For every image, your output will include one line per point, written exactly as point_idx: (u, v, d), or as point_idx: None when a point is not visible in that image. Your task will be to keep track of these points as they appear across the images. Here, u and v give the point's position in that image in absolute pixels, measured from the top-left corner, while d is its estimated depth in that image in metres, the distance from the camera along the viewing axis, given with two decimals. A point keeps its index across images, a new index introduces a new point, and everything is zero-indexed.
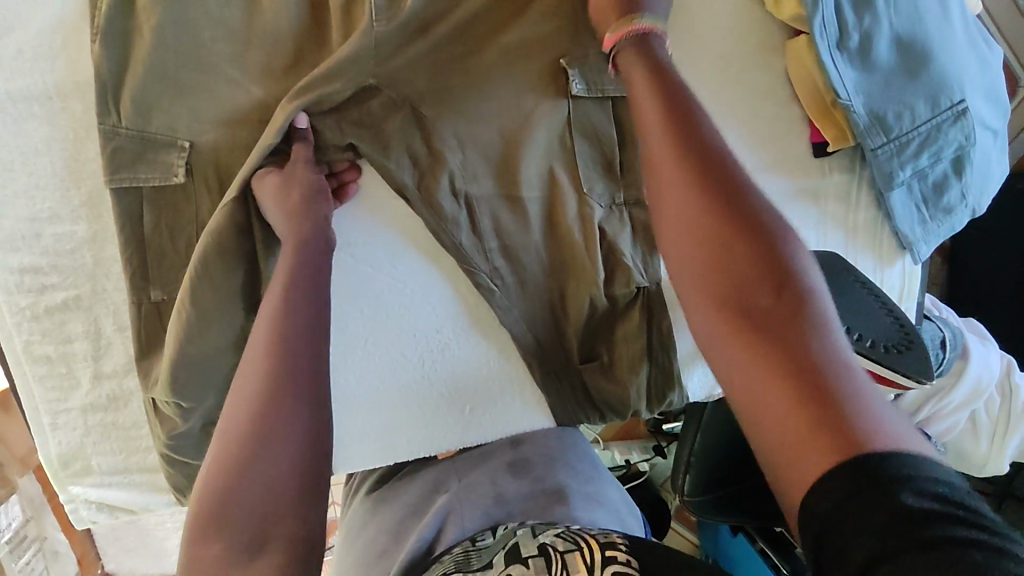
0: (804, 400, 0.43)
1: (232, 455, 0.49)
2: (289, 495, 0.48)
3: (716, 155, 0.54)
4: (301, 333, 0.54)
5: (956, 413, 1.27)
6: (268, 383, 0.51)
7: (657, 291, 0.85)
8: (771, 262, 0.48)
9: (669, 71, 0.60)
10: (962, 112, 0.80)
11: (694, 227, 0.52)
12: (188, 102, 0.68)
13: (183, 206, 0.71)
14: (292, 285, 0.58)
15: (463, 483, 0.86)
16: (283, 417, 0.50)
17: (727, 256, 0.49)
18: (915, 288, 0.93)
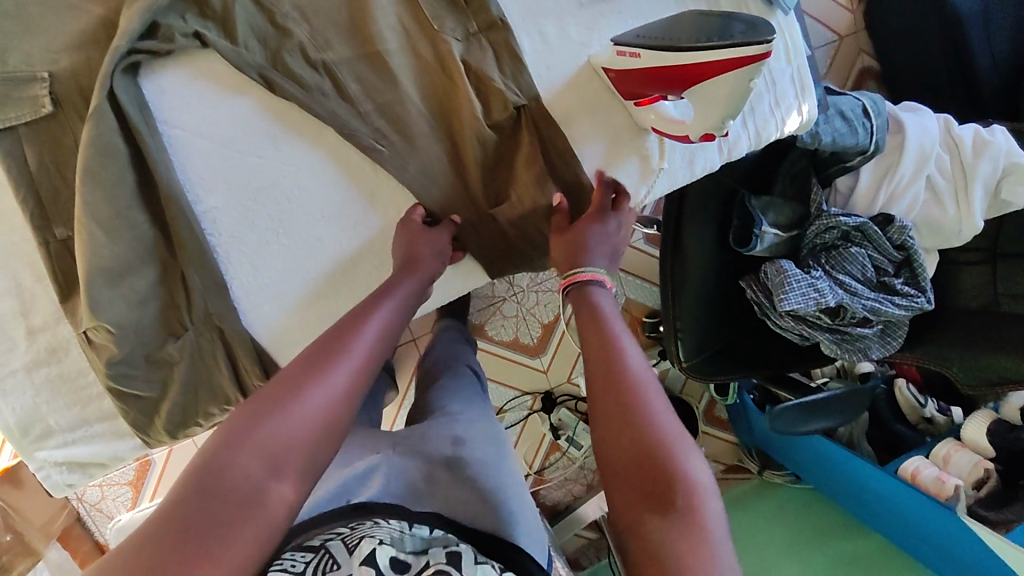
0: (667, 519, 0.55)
1: (265, 408, 0.58)
2: (295, 465, 0.56)
3: (627, 389, 0.64)
4: (365, 368, 0.67)
5: (912, 186, 1.26)
6: (318, 381, 0.62)
7: (538, 107, 0.87)
8: (662, 442, 0.60)
9: (604, 321, 0.74)
10: None
11: (610, 425, 0.62)
12: (33, 33, 0.71)
13: (61, 136, 0.74)
14: (362, 326, 0.72)
15: (399, 454, 0.89)
16: (323, 399, 0.61)
17: (629, 441, 0.60)
18: (800, 44, 0.95)
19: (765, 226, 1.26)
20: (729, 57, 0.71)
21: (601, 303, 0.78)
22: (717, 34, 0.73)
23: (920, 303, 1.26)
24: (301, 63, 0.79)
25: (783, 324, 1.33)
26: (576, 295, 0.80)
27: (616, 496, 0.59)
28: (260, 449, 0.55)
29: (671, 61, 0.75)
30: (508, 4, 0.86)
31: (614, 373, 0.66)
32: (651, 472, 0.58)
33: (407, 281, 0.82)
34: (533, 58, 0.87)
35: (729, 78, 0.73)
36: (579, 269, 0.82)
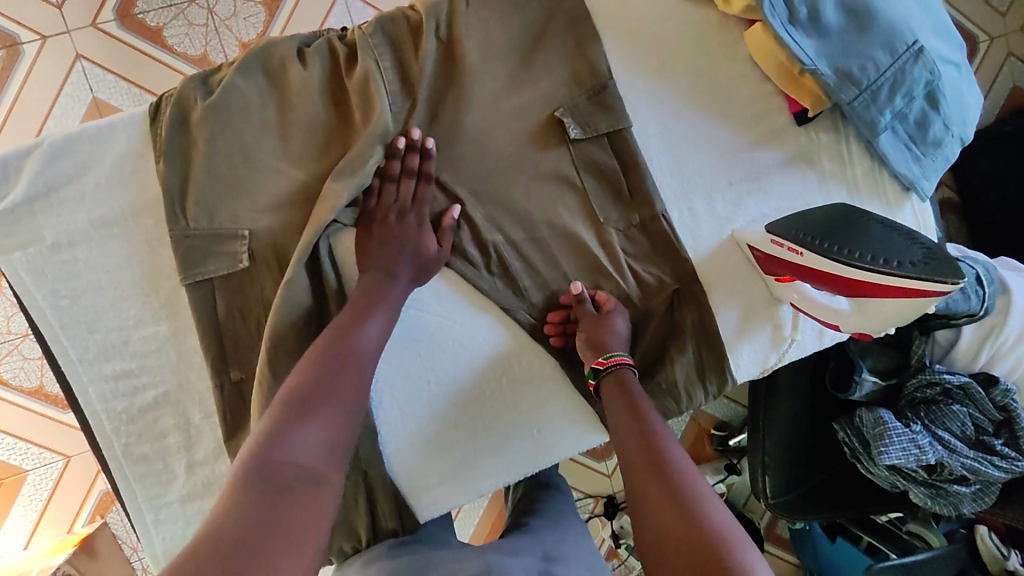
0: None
1: (297, 407, 0.61)
2: (331, 469, 0.59)
3: (659, 453, 0.68)
4: (361, 361, 0.69)
5: (1016, 348, 1.27)
6: (345, 387, 0.66)
7: (688, 281, 0.91)
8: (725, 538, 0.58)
9: (633, 396, 0.77)
10: (921, 50, 0.84)
11: (665, 526, 0.61)
12: (242, 197, 0.76)
13: (249, 289, 0.78)
14: (373, 315, 0.74)
15: (497, 561, 0.77)
16: (339, 402, 0.64)
17: (692, 538, 0.58)
18: (933, 226, 0.97)
19: (865, 373, 1.29)
20: (903, 287, 0.75)
21: (639, 387, 0.79)
22: (897, 260, 0.76)
23: (1021, 467, 1.25)
24: (471, 241, 0.85)
25: (875, 471, 1.33)
26: (613, 382, 0.80)
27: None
28: (291, 455, 0.57)
29: (853, 276, 0.77)
30: (663, 181, 0.90)
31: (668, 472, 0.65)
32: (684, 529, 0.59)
33: (400, 283, 0.77)
34: (686, 230, 0.91)
35: (898, 302, 0.77)
36: (610, 352, 0.82)
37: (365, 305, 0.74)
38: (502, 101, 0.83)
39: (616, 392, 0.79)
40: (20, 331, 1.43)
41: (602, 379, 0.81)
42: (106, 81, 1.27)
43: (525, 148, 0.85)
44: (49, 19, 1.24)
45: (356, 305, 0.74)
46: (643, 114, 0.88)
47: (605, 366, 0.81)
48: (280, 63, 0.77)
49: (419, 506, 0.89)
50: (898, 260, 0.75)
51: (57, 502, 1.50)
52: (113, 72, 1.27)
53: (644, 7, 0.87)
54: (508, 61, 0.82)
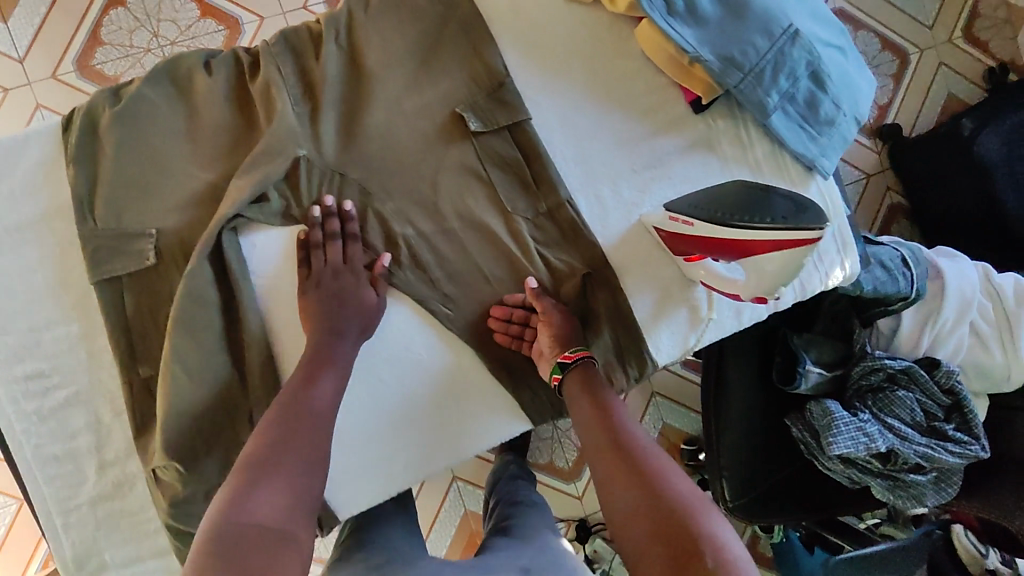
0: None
1: (256, 471, 0.65)
2: (298, 514, 0.63)
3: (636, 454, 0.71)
4: (314, 420, 0.73)
5: (956, 330, 1.27)
6: (301, 438, 0.70)
7: (599, 265, 0.93)
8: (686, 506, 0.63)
9: (603, 400, 0.81)
10: (797, 33, 0.88)
11: (630, 501, 0.66)
12: (147, 197, 0.80)
13: (157, 285, 0.80)
14: (323, 375, 0.78)
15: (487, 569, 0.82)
16: (295, 452, 0.68)
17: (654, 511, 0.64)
18: (840, 207, 1.01)
19: (809, 364, 1.29)
20: (779, 240, 0.77)
21: (605, 384, 0.84)
22: (772, 216, 0.79)
23: (975, 451, 1.24)
24: (379, 235, 0.87)
25: (832, 466, 1.31)
26: (579, 375, 0.84)
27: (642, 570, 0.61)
28: (260, 506, 0.61)
29: (730, 236, 0.81)
30: (566, 171, 0.93)
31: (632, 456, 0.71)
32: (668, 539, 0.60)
33: (347, 337, 0.82)
34: (593, 217, 0.93)
35: (784, 256, 0.78)
36: (575, 346, 0.87)
37: (317, 360, 0.79)
38: (403, 100, 0.87)
39: (580, 392, 0.83)
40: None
41: (567, 379, 0.85)
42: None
43: (428, 143, 0.88)
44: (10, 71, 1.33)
45: (303, 366, 0.78)
46: (543, 108, 0.92)
47: (572, 360, 0.85)
48: (187, 73, 0.82)
49: (338, 502, 0.90)
50: (772, 216, 0.78)
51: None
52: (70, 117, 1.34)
53: (538, 8, 0.92)
54: (406, 62, 0.87)
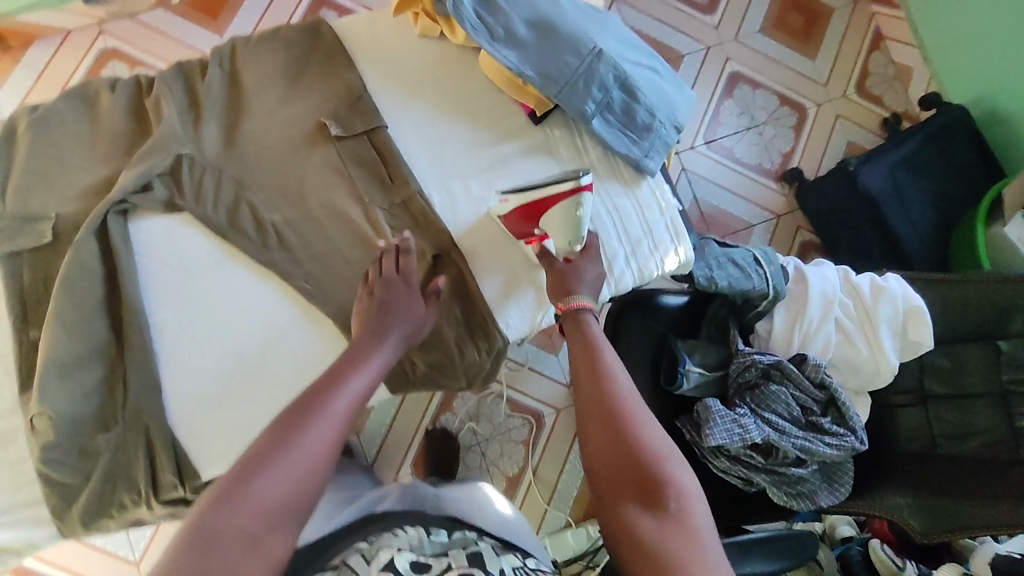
0: (661, 522, 0.68)
1: (265, 458, 0.65)
2: (291, 517, 0.63)
3: (616, 407, 0.77)
4: (333, 413, 0.72)
5: (822, 328, 1.35)
6: (316, 427, 0.69)
7: (450, 249, 1.07)
8: (656, 457, 0.73)
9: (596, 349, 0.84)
10: (602, 52, 1.07)
11: (610, 442, 0.75)
12: (52, 188, 0.96)
13: (52, 258, 0.95)
14: (351, 376, 0.77)
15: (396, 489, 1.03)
16: (313, 441, 0.68)
17: (635, 453, 0.73)
18: (670, 200, 1.16)
19: (688, 364, 1.36)
20: (564, 186, 0.99)
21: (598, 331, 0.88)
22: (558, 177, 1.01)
23: (851, 442, 1.29)
24: (250, 221, 1.02)
25: (721, 465, 1.35)
26: (572, 322, 0.90)
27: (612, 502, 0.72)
28: (255, 505, 0.62)
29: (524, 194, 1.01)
30: (420, 171, 1.10)
31: (616, 392, 0.78)
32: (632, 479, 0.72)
33: (376, 350, 0.84)
34: (444, 208, 1.08)
35: (569, 203, 0.99)
36: (571, 298, 0.92)
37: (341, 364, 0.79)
38: (275, 112, 1.05)
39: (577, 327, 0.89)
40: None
41: (564, 318, 0.91)
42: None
43: (297, 147, 1.05)
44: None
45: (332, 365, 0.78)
46: (399, 122, 1.11)
47: (566, 312, 0.91)
48: (95, 92, 1.01)
49: (202, 463, 0.96)
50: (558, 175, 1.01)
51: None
52: None
53: (393, 43, 1.12)
54: (278, 83, 1.06)
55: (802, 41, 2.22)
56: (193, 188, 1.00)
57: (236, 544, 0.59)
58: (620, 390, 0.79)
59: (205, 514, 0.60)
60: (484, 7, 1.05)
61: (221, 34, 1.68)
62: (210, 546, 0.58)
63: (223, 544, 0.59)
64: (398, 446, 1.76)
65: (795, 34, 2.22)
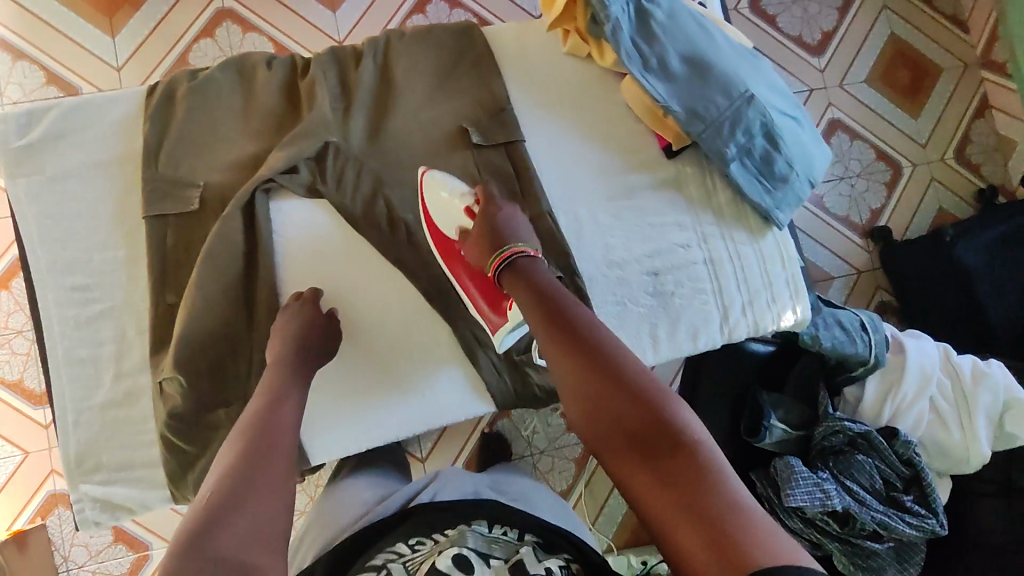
0: (686, 479, 0.70)
1: (233, 466, 0.73)
2: (266, 542, 0.66)
3: (600, 360, 0.81)
4: (267, 424, 0.81)
5: (916, 404, 1.34)
6: (270, 466, 0.75)
7: (571, 275, 1.06)
8: (661, 412, 0.76)
9: (553, 303, 0.88)
10: (753, 97, 1.05)
11: (609, 410, 0.77)
12: (203, 156, 0.98)
13: (196, 227, 0.96)
14: (288, 397, 0.87)
15: (447, 477, 1.08)
16: (270, 484, 0.73)
17: (637, 415, 0.76)
18: (793, 256, 1.14)
19: (773, 419, 1.36)
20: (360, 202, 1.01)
21: (546, 281, 0.91)
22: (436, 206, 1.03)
23: (931, 525, 1.28)
24: (385, 217, 1.03)
25: (790, 523, 1.34)
26: (519, 285, 0.91)
27: (624, 470, 0.74)
28: (235, 534, 0.65)
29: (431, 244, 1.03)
30: (550, 190, 1.09)
31: (600, 358, 0.81)
32: (640, 429, 0.75)
33: (309, 367, 0.93)
34: (573, 233, 1.08)
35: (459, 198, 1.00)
36: (508, 248, 0.93)
37: (276, 385, 0.88)
38: (422, 111, 1.05)
39: (521, 292, 0.90)
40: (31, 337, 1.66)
41: (500, 272, 0.92)
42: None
43: (437, 149, 1.06)
44: (107, 76, 1.65)
45: (264, 392, 0.87)
46: (536, 137, 1.09)
47: (506, 272, 0.92)
48: (251, 64, 1.01)
49: (312, 446, 0.99)
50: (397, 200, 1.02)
51: (6, 494, 1.61)
52: None
53: (541, 54, 1.10)
54: (428, 82, 1.06)
55: (908, 98, 2.09)
56: (337, 177, 1.02)
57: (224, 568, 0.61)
58: (603, 352, 0.81)
59: (185, 548, 0.62)
60: (642, 36, 1.03)
61: (334, 13, 1.71)
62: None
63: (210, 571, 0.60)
64: (452, 444, 1.73)
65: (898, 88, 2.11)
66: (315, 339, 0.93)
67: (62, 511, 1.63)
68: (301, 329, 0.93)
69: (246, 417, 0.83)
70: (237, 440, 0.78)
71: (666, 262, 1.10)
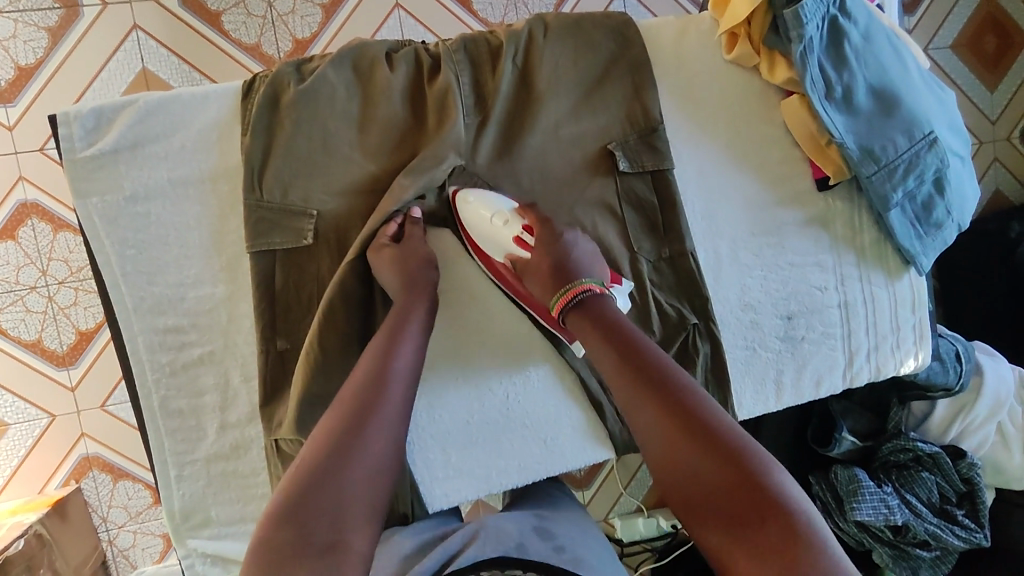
0: (784, 551, 0.55)
1: (335, 441, 0.62)
2: (357, 517, 0.58)
3: (678, 395, 0.67)
4: (377, 379, 0.69)
5: (984, 426, 1.34)
6: (374, 427, 0.64)
7: (707, 324, 0.96)
8: (754, 471, 0.60)
9: (621, 329, 0.75)
10: (934, 140, 0.94)
11: (685, 466, 0.63)
12: (315, 179, 0.82)
13: (307, 264, 0.83)
14: (406, 338, 0.74)
15: (491, 522, 0.82)
16: (373, 448, 0.63)
17: (722, 476, 0.60)
18: (924, 299, 1.05)
19: (844, 432, 1.31)
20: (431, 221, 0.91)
21: (612, 308, 0.78)
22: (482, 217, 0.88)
23: (978, 538, 1.28)
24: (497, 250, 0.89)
25: (844, 527, 1.34)
26: (583, 308, 0.78)
27: (705, 533, 0.60)
28: (326, 510, 0.57)
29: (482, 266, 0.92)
30: (694, 222, 0.97)
31: (680, 400, 0.66)
32: (724, 485, 0.60)
33: (425, 293, 0.79)
34: (711, 273, 0.98)
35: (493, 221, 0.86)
36: (577, 282, 0.79)
37: (397, 320, 0.76)
38: (563, 129, 0.91)
39: (586, 325, 0.77)
40: (47, 294, 1.34)
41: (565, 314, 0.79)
42: (158, 55, 1.26)
43: (576, 174, 0.92)
44: None
45: (384, 331, 0.75)
46: (684, 160, 0.97)
47: (573, 296, 0.79)
48: (369, 63, 0.84)
49: (432, 494, 0.90)
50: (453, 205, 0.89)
51: (18, 481, 1.41)
52: (166, 45, 1.26)
53: (698, 63, 0.96)
54: (571, 93, 0.91)
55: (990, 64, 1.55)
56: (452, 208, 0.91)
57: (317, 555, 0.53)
58: (681, 389, 0.68)
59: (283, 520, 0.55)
60: (833, 61, 0.91)
61: None
62: (285, 570, 0.52)
63: (302, 560, 0.53)
64: None
65: (983, 61, 1.54)
66: (429, 269, 0.81)
67: (97, 474, 1.43)
68: (422, 265, 0.80)
69: (357, 371, 0.71)
70: (337, 404, 0.67)
71: (802, 304, 1.01)
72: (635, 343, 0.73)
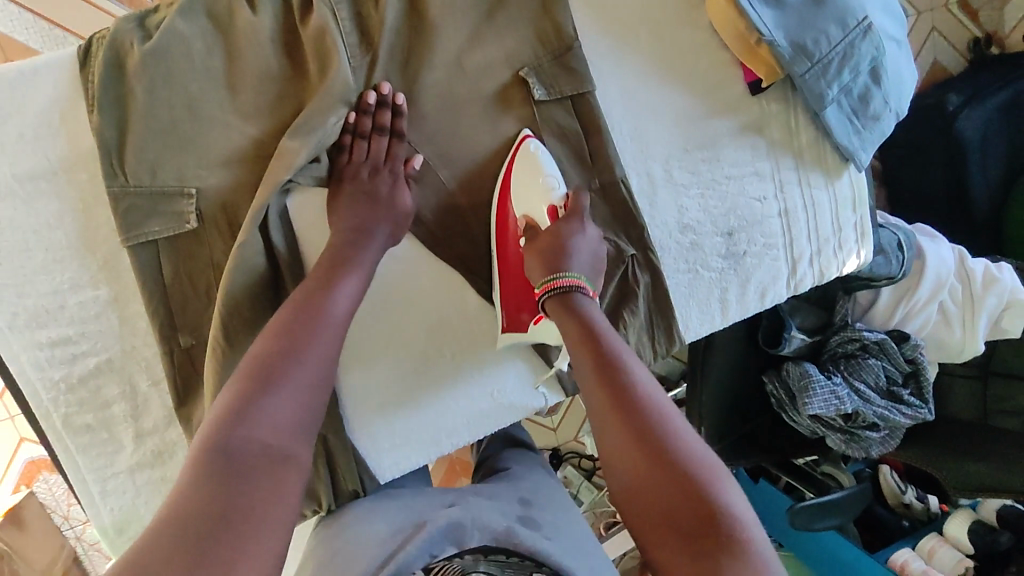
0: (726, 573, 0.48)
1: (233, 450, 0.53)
2: (259, 526, 0.48)
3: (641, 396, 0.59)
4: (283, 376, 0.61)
5: (926, 307, 1.33)
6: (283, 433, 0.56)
7: (645, 256, 0.92)
8: (701, 483, 0.53)
9: (592, 325, 0.67)
10: (869, 27, 0.88)
11: (641, 475, 0.55)
12: (186, 153, 0.71)
13: (196, 251, 0.74)
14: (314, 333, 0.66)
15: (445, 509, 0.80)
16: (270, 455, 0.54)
17: (672, 489, 0.53)
18: (865, 197, 1.02)
19: (793, 330, 1.30)
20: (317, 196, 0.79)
21: (589, 307, 0.70)
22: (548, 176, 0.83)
23: (923, 414, 1.32)
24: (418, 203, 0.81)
25: (797, 419, 1.35)
26: (558, 303, 0.71)
27: (658, 553, 0.52)
28: (224, 526, 0.47)
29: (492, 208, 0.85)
30: (622, 143, 0.90)
31: (642, 402, 0.59)
32: (679, 494, 0.52)
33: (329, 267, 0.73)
34: (646, 195, 0.92)
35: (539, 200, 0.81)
36: (558, 274, 0.72)
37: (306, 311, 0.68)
38: (468, 58, 0.81)
39: (562, 313, 0.70)
40: None
41: (546, 300, 0.72)
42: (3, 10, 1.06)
43: (487, 109, 0.83)
44: None
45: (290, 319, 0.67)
46: (605, 77, 0.88)
47: (548, 291, 0.71)
48: (227, 7, 0.71)
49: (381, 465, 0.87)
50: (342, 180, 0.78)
51: None
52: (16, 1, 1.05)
53: None
54: (471, 16, 0.80)
55: None
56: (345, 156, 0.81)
57: (222, 552, 0.45)
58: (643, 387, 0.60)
59: (188, 516, 0.47)
60: None
61: None
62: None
63: (210, 561, 0.44)
64: None
65: None
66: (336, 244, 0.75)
67: (48, 475, 1.36)
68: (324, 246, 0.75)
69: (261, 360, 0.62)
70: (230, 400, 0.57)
71: (741, 218, 0.96)
72: (602, 338, 0.66)
